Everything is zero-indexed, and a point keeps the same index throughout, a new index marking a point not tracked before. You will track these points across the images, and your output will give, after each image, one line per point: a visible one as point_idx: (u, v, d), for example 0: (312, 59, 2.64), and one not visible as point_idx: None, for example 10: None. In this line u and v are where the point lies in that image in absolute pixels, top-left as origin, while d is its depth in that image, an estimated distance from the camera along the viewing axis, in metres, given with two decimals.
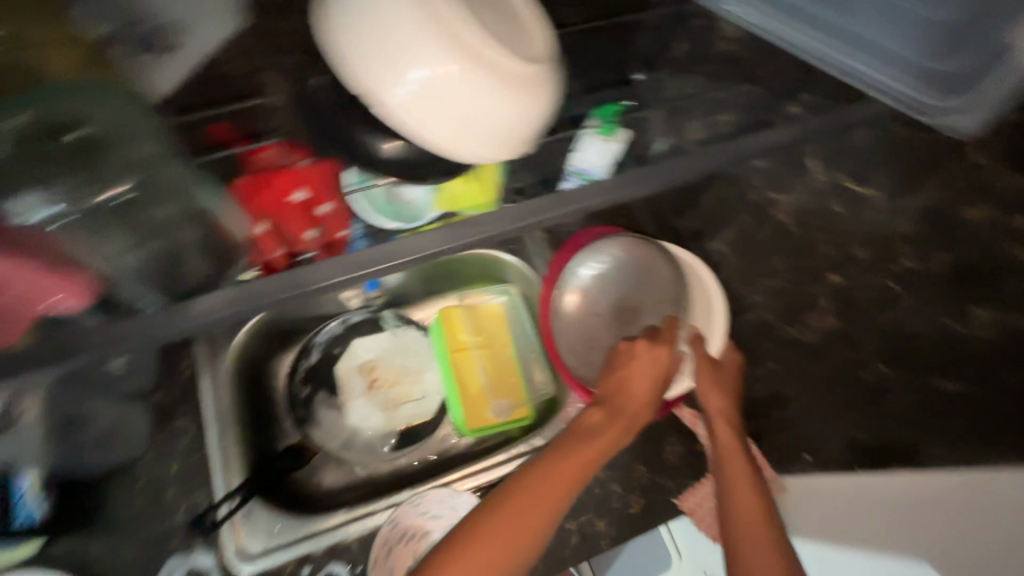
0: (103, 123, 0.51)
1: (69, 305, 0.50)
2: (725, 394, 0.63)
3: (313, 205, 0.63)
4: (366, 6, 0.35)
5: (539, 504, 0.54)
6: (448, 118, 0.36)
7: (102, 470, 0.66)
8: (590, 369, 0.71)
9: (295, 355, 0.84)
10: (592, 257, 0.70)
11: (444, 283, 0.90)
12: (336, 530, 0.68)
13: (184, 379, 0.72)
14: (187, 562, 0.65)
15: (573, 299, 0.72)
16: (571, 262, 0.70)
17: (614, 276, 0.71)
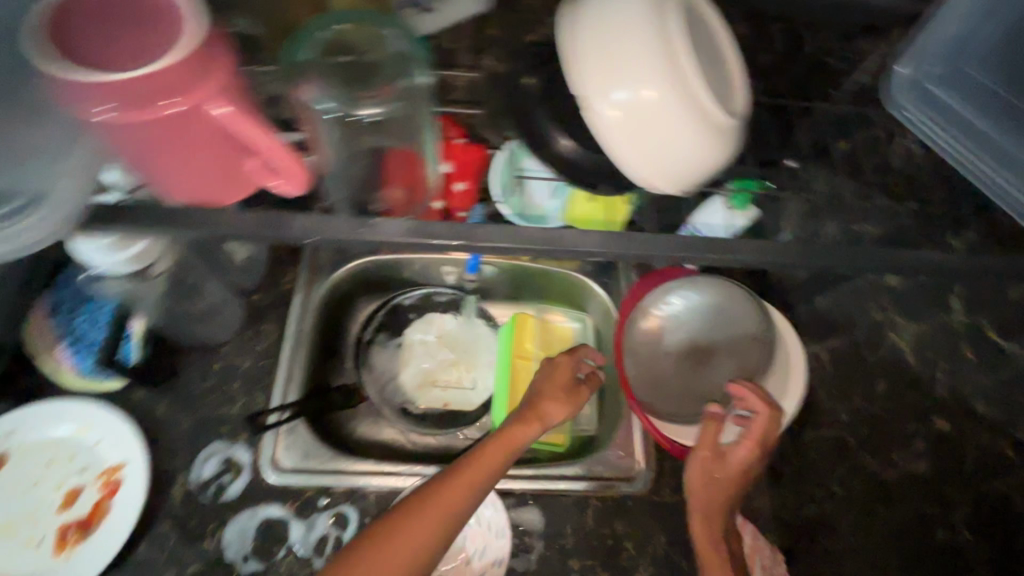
0: (387, 52, 0.48)
1: (279, 192, 0.42)
2: (715, 484, 0.60)
3: (452, 180, 0.65)
4: (604, 17, 0.39)
5: (448, 495, 0.54)
6: (639, 133, 0.38)
7: (193, 342, 0.74)
8: (665, 404, 0.70)
9: (375, 306, 0.89)
10: (669, 295, 0.72)
11: (528, 292, 0.93)
12: (358, 475, 0.71)
13: (282, 290, 0.79)
14: (227, 450, 0.70)
15: (648, 336, 0.72)
16: (652, 296, 0.72)
17: (690, 315, 0.71)
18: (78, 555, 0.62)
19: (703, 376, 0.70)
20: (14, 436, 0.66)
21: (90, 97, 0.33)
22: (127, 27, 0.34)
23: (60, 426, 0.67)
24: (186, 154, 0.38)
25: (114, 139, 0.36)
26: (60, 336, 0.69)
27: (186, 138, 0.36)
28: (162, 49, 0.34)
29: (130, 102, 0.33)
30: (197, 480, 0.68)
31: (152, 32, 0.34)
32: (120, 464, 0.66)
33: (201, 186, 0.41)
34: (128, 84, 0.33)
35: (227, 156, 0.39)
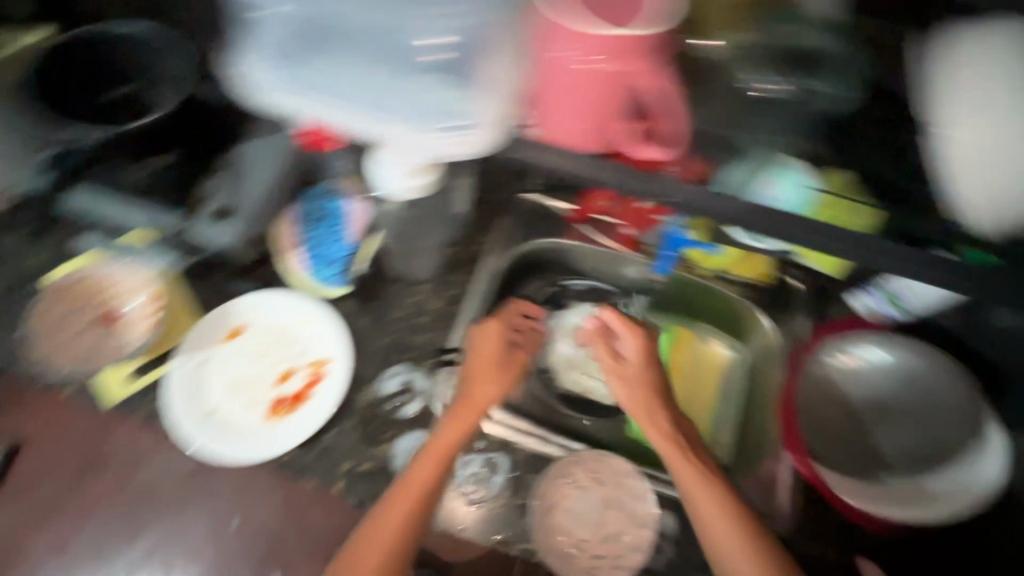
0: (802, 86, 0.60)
1: (654, 154, 0.56)
2: (632, 388, 0.74)
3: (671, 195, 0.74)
4: (965, 68, 0.52)
5: (437, 447, 0.65)
6: (969, 154, 0.51)
7: (398, 274, 0.83)
8: (829, 449, 0.76)
9: (541, 283, 0.93)
10: (854, 349, 0.78)
11: (687, 307, 0.92)
12: (514, 431, 0.76)
13: (478, 249, 0.87)
14: (407, 374, 0.78)
15: (824, 379, 0.79)
16: (835, 346, 0.79)
17: (871, 372, 0.78)
18: (283, 426, 0.72)
19: (875, 432, 0.76)
20: (252, 314, 0.78)
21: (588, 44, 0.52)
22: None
23: (287, 315, 0.78)
24: (591, 105, 0.55)
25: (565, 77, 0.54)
26: (299, 241, 0.82)
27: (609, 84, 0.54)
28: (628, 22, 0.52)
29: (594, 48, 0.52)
30: (381, 393, 0.76)
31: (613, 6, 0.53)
32: (326, 359, 0.76)
33: (585, 130, 0.56)
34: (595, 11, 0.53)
35: (611, 106, 0.55)
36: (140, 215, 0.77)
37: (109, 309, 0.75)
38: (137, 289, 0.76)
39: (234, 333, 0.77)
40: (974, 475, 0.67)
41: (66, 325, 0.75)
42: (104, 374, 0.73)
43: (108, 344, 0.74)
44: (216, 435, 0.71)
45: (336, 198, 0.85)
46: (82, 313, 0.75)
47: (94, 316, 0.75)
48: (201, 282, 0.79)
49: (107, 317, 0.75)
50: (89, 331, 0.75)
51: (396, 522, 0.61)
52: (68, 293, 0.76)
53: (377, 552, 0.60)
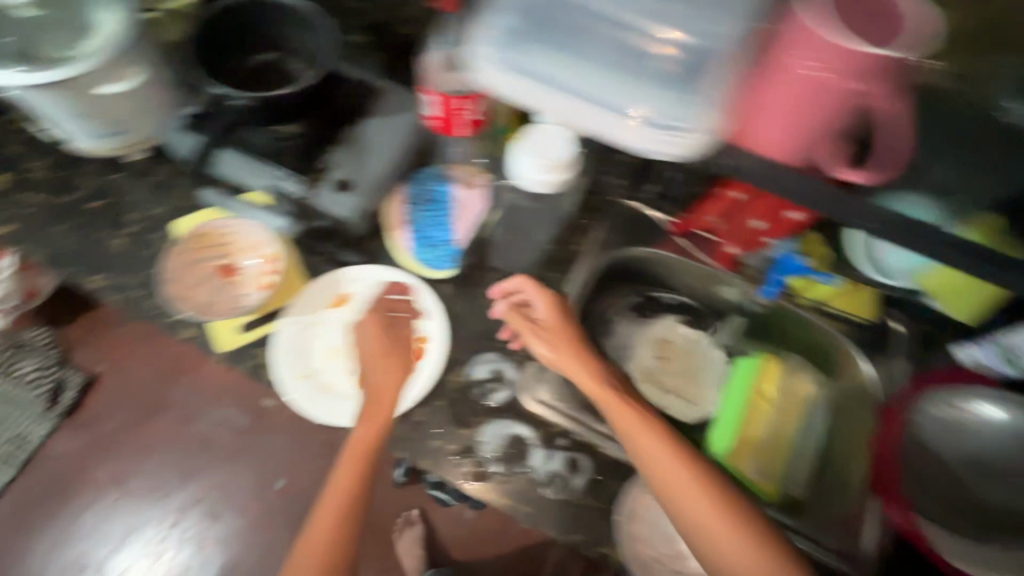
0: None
1: (851, 177, 0.49)
2: (559, 348, 0.74)
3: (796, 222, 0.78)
4: None
5: (357, 454, 0.68)
6: None
7: (496, 264, 0.84)
8: (930, 501, 0.75)
9: (629, 292, 0.94)
10: (974, 404, 0.75)
11: (776, 337, 0.92)
12: (596, 435, 0.74)
13: (575, 249, 0.87)
14: (498, 362, 0.79)
15: (933, 428, 0.76)
16: (955, 398, 0.76)
17: (987, 428, 0.75)
18: (381, 397, 0.75)
19: (985, 487, 0.75)
20: (356, 284, 0.81)
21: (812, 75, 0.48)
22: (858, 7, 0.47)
23: (390, 290, 0.81)
24: (802, 112, 0.48)
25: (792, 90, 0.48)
26: (408, 222, 0.85)
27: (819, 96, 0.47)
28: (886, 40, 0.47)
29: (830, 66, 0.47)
30: (472, 378, 0.78)
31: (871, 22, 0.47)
32: (422, 338, 0.78)
33: (794, 146, 0.50)
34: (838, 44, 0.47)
35: (828, 118, 0.49)
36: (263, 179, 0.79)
37: (232, 263, 0.79)
38: (260, 248, 0.80)
39: (339, 300, 0.80)
40: None
41: (188, 270, 0.78)
42: (217, 322, 0.76)
43: (229, 296, 0.77)
44: (318, 396, 0.75)
45: (445, 183, 0.88)
46: (205, 262, 0.79)
47: (216, 267, 0.78)
48: (314, 248, 0.83)
49: (228, 270, 0.79)
50: (210, 280, 0.78)
51: (356, 450, 0.69)
52: (189, 239, 0.78)
53: (351, 470, 0.69)
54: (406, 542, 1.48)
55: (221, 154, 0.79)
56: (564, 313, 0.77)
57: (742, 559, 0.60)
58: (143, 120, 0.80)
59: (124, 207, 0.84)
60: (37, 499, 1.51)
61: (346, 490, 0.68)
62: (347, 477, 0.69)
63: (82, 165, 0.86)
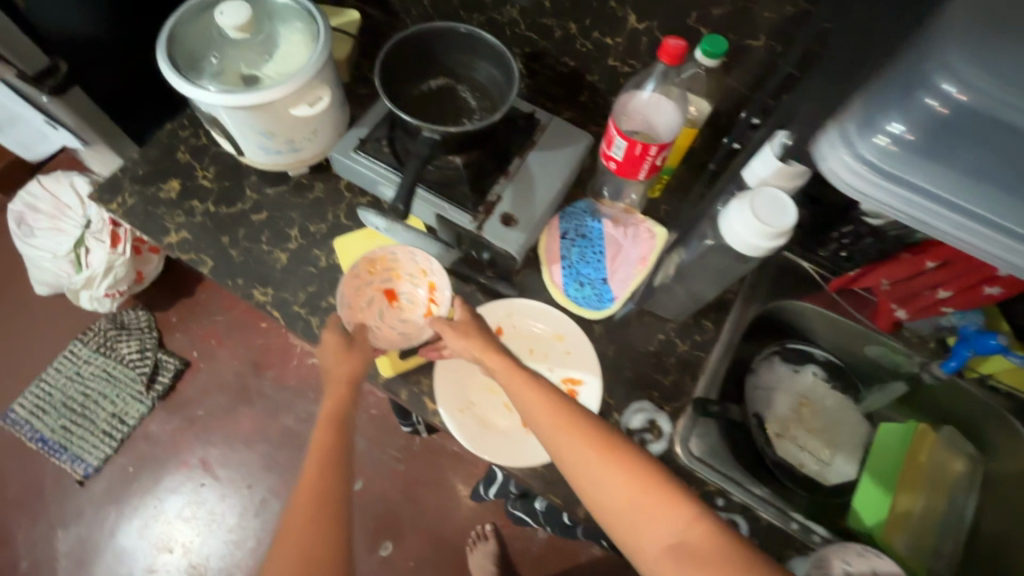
0: None
1: None
2: (471, 337, 0.68)
3: (985, 289, 0.71)
4: None
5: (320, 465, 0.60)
6: None
7: (649, 308, 0.82)
8: None
9: (771, 342, 0.91)
10: None
11: (922, 406, 0.89)
12: (754, 499, 0.74)
13: (729, 296, 0.85)
14: (653, 411, 0.77)
15: None
16: None
17: None
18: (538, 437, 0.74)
19: None
20: (510, 318, 0.80)
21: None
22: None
23: (545, 327, 0.80)
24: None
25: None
26: (563, 256, 0.84)
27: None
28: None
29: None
30: (627, 425, 0.77)
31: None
32: (578, 379, 0.77)
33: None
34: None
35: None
36: (430, 207, 0.80)
37: (398, 289, 0.80)
38: (429, 274, 0.78)
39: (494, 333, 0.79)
40: None
41: (359, 295, 0.77)
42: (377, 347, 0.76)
43: (398, 323, 0.79)
44: (474, 431, 0.74)
45: (598, 219, 0.86)
46: (372, 285, 0.79)
47: (383, 292, 0.80)
48: (468, 277, 0.83)
49: (394, 296, 0.80)
50: (377, 305, 0.80)
51: (326, 444, 0.62)
52: (363, 264, 0.78)
53: (318, 464, 0.60)
54: (479, 557, 1.46)
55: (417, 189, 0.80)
56: (473, 310, 0.72)
57: (636, 508, 0.53)
58: (318, 142, 0.82)
59: (285, 219, 0.85)
60: (131, 478, 1.56)
61: (310, 485, 0.59)
62: (307, 485, 0.59)
63: (245, 174, 0.88)
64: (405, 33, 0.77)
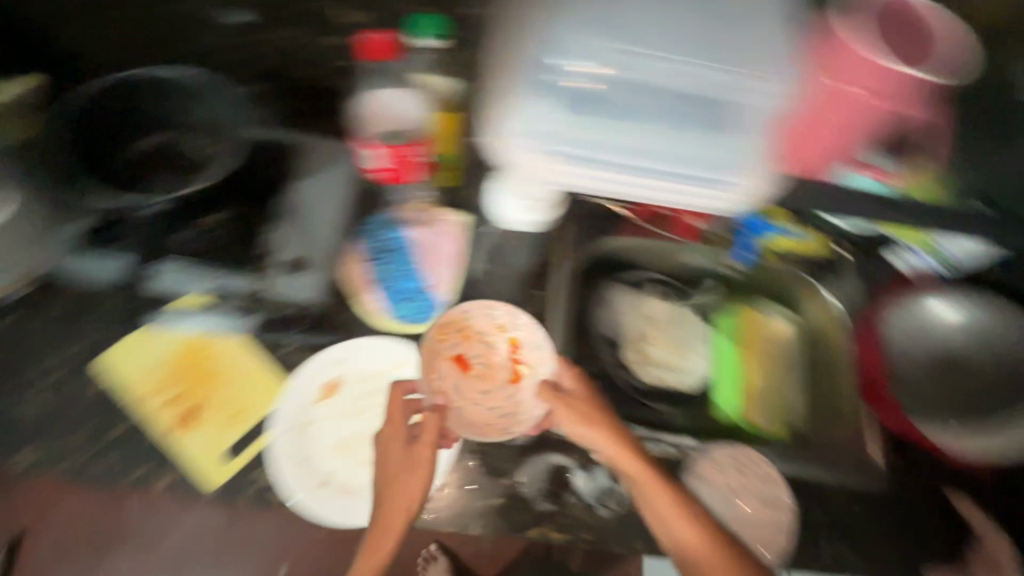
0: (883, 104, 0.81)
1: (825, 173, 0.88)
2: (580, 415, 0.76)
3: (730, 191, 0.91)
4: None
5: None
6: None
7: (482, 297, 0.80)
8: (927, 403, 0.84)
9: (599, 277, 0.90)
10: (943, 304, 0.88)
11: (745, 283, 0.93)
12: (631, 436, 0.76)
13: (551, 259, 0.85)
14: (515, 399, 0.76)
15: (912, 330, 0.88)
16: (916, 305, 0.89)
17: (959, 328, 0.86)
18: (408, 477, 0.69)
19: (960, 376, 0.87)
20: (343, 365, 0.74)
21: (882, 74, 0.78)
22: (911, 39, 0.82)
23: (379, 360, 0.75)
24: (847, 123, 0.83)
25: (863, 100, 0.80)
26: (370, 279, 0.77)
27: (888, 108, 0.82)
28: (923, 57, 0.82)
29: (898, 84, 0.80)
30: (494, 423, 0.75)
31: (916, 52, 0.82)
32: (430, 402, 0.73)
33: (824, 156, 0.86)
34: (907, 77, 0.80)
35: (865, 126, 0.84)
36: (204, 281, 0.73)
37: (469, 354, 0.77)
38: (507, 329, 0.79)
39: (329, 388, 0.72)
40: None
41: (433, 372, 0.75)
42: (195, 458, 0.67)
43: (482, 397, 0.75)
44: (338, 502, 0.67)
45: (396, 228, 0.80)
46: (442, 355, 0.76)
47: (455, 360, 0.76)
48: (278, 340, 0.73)
49: (467, 363, 0.76)
50: (449, 376, 0.75)
51: None
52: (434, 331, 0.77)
53: None
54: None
55: (167, 264, 0.73)
56: (585, 386, 0.80)
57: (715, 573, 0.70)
58: None
59: (27, 359, 0.69)
60: None
61: None
62: None
63: None
64: (113, 78, 0.75)
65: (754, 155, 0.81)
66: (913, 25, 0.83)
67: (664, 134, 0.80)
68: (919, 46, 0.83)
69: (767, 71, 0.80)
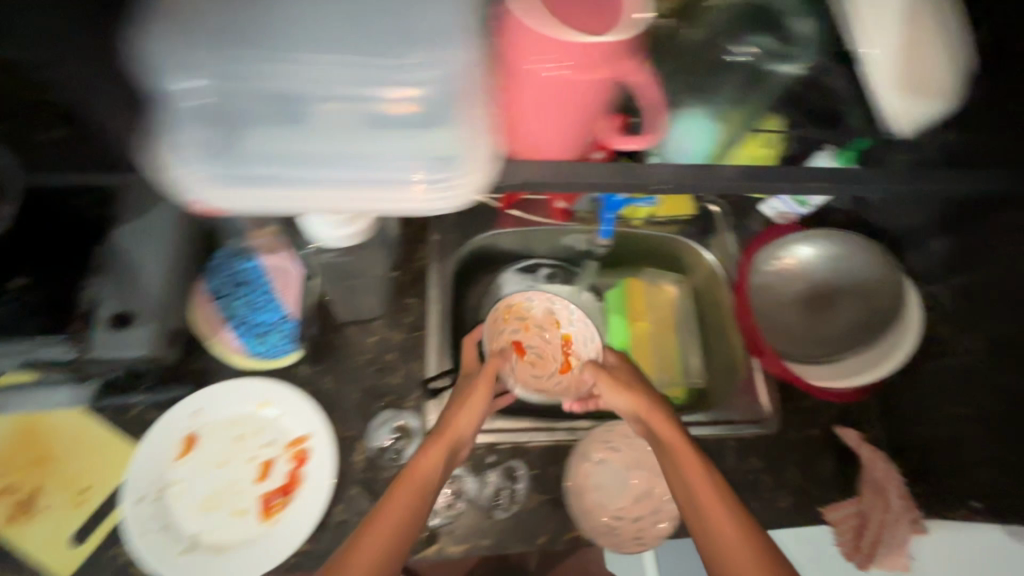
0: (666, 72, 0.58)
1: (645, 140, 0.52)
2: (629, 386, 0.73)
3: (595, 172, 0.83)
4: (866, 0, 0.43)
5: None
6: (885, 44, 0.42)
7: (350, 317, 0.77)
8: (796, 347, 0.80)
9: (489, 277, 0.93)
10: (801, 241, 0.81)
11: (630, 257, 0.97)
12: (519, 433, 0.74)
13: (420, 266, 0.82)
14: (397, 416, 0.73)
15: (775, 273, 0.82)
16: (773, 247, 0.82)
17: (820, 261, 0.80)
18: (287, 521, 0.65)
19: (824, 319, 0.80)
20: (198, 419, 0.68)
21: (546, 49, 0.45)
22: (594, 9, 0.47)
23: (241, 405, 0.69)
24: (554, 108, 0.50)
25: (529, 89, 0.48)
26: (224, 318, 0.73)
27: (595, 97, 0.50)
28: (615, 18, 0.46)
29: (574, 56, 0.45)
30: (376, 446, 0.71)
31: (598, 7, 0.47)
32: (306, 435, 0.69)
33: (561, 138, 0.53)
34: (586, 45, 0.45)
35: (593, 103, 0.51)
36: (12, 357, 0.61)
37: (527, 342, 0.84)
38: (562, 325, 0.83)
39: (188, 443, 0.67)
40: (898, 339, 0.74)
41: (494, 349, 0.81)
42: (35, 545, 0.61)
43: (533, 379, 0.82)
44: (207, 562, 0.62)
45: (251, 258, 0.76)
46: (505, 336, 0.83)
47: (514, 345, 0.82)
48: (125, 403, 0.68)
49: (523, 350, 0.83)
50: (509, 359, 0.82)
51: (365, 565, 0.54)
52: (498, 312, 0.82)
53: None
54: None
55: None
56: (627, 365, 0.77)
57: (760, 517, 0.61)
58: None
59: None
60: None
61: None
62: None
63: None
64: None
65: (458, 136, 0.47)
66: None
67: (307, 135, 0.48)
68: (612, 7, 0.47)
69: (422, 47, 0.48)
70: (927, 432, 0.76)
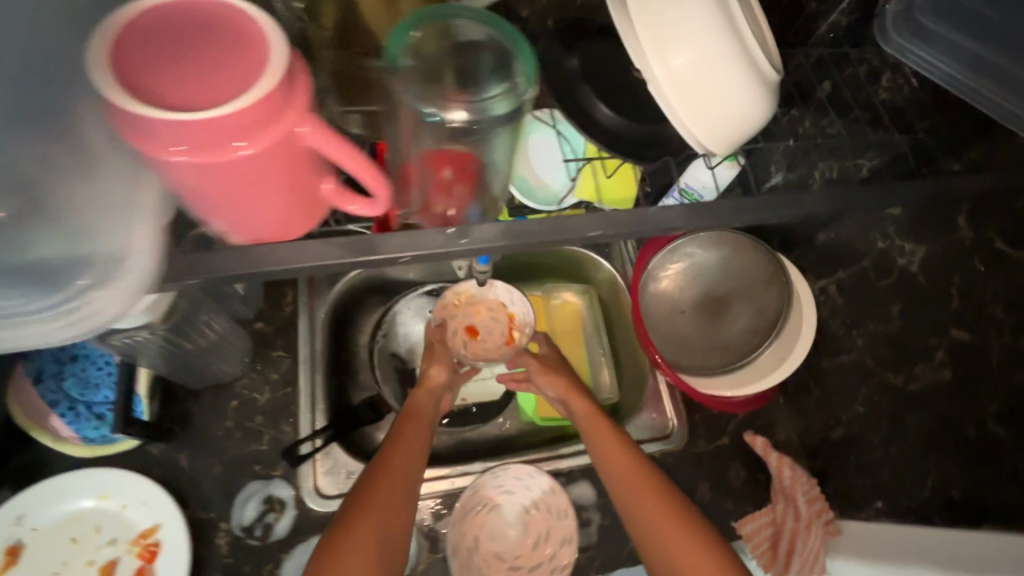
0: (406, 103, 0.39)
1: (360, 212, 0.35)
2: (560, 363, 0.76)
3: None
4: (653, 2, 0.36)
5: (392, 494, 0.54)
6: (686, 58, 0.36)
7: (203, 383, 0.68)
8: (693, 358, 0.76)
9: (379, 314, 0.84)
10: (686, 246, 0.77)
11: (530, 273, 0.92)
12: None
13: (286, 313, 0.74)
14: (266, 487, 0.66)
15: (665, 284, 0.78)
16: (658, 257, 0.77)
17: (707, 267, 0.77)
18: None
19: (720, 325, 0.76)
20: (21, 525, 0.59)
21: (159, 134, 0.27)
22: (227, 58, 0.28)
23: (75, 501, 0.61)
24: (235, 192, 0.31)
25: (177, 183, 0.30)
26: (52, 404, 0.64)
27: (297, 169, 0.32)
28: (252, 82, 0.27)
29: (206, 139, 0.28)
30: (240, 525, 0.64)
31: (238, 52, 0.28)
32: (153, 527, 0.61)
33: (258, 220, 0.34)
34: (212, 122, 0.27)
35: (285, 178, 0.32)
36: None
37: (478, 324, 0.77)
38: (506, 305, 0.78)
39: (12, 555, 0.58)
40: (792, 341, 0.72)
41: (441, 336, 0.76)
42: None
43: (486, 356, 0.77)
44: None
45: None
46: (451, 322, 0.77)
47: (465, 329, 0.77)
48: None
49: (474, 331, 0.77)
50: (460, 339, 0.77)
51: (397, 478, 0.56)
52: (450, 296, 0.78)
53: (391, 496, 0.54)
54: None
55: None
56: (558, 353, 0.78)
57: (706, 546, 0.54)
58: None
59: None
60: None
61: (382, 504, 0.53)
62: (387, 506, 0.53)
63: None
64: None
65: (52, 241, 0.33)
66: (192, 26, 0.29)
67: None
68: (257, 44, 0.29)
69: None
70: (835, 431, 0.72)
